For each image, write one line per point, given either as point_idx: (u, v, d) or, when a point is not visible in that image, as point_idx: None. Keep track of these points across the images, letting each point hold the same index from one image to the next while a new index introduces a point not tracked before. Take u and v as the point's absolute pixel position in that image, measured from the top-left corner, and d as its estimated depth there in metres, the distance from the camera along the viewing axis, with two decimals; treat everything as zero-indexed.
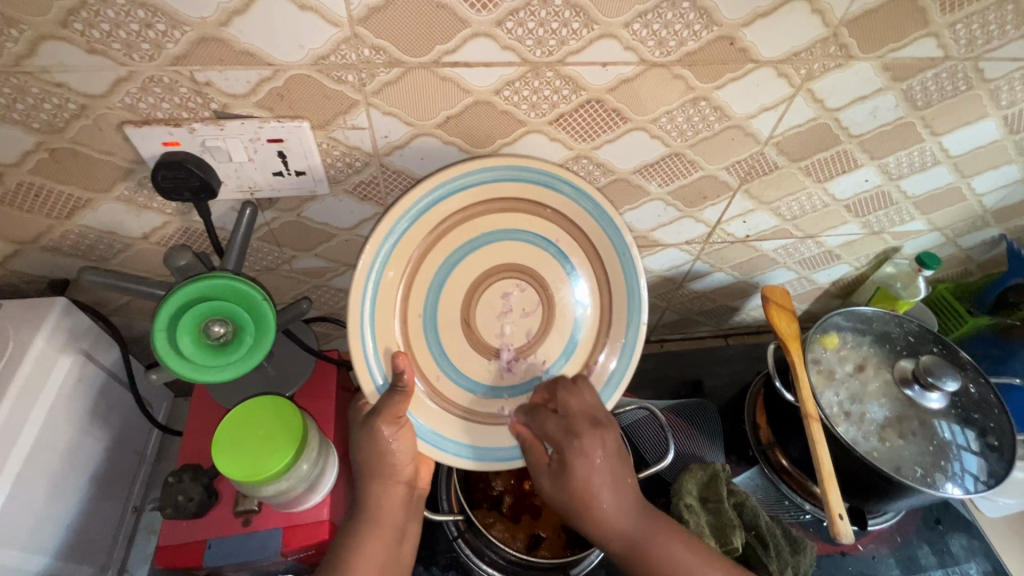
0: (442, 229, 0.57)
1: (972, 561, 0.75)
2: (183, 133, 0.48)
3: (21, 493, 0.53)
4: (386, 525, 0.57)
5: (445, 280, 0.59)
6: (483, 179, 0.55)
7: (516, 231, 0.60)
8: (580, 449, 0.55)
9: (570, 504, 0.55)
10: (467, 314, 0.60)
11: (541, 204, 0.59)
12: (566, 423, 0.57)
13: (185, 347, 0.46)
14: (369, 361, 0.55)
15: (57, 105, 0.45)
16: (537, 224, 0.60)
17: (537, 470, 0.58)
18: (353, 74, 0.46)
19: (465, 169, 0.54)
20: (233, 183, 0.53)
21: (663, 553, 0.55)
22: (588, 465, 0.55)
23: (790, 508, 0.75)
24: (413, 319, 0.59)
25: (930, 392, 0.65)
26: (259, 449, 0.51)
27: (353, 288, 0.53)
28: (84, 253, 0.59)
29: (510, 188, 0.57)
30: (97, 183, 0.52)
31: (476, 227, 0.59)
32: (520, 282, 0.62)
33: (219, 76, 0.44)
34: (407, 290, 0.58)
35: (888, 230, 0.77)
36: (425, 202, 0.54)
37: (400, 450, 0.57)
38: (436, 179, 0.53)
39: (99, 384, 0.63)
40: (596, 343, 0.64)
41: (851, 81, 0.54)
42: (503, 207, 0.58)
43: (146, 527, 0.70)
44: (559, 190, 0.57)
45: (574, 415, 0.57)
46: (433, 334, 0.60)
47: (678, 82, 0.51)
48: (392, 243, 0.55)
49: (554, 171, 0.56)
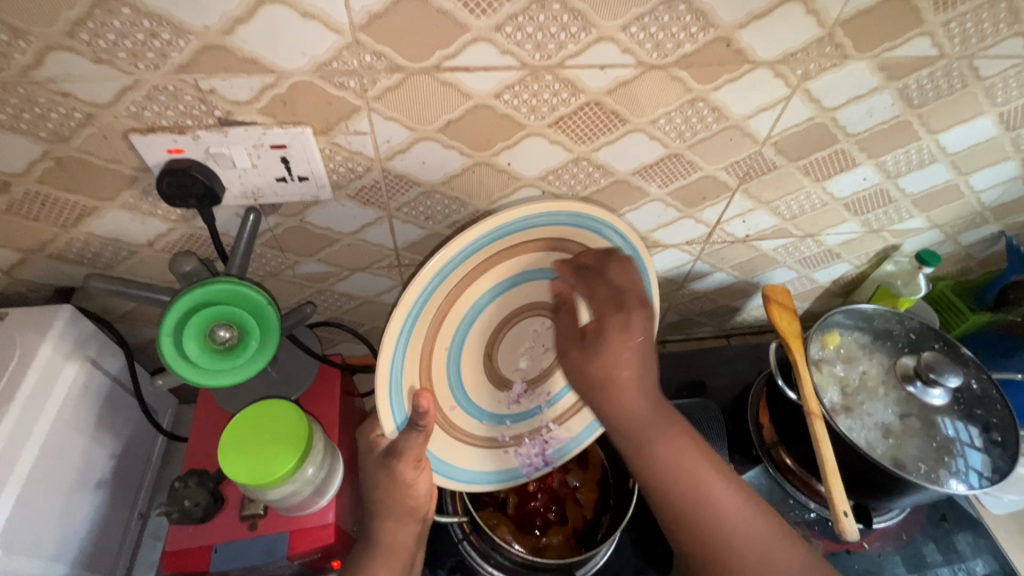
0: (471, 273, 0.54)
1: (978, 558, 0.75)
2: (187, 140, 0.48)
3: (31, 500, 0.53)
4: (398, 556, 0.56)
5: (475, 318, 0.57)
6: (536, 223, 0.53)
7: (542, 270, 0.59)
8: (623, 320, 0.55)
9: (593, 379, 0.55)
10: (491, 347, 0.60)
11: (568, 240, 0.57)
12: (614, 292, 0.55)
13: (192, 352, 0.46)
14: (393, 399, 0.51)
15: (64, 114, 0.45)
16: (560, 261, 0.59)
17: (569, 335, 0.58)
18: (354, 80, 0.46)
19: (496, 220, 0.50)
20: (237, 189, 0.54)
21: (665, 451, 0.54)
22: (623, 333, 0.55)
23: (795, 506, 0.75)
24: (438, 358, 0.56)
25: (932, 388, 0.66)
26: (264, 454, 0.51)
27: (388, 332, 0.48)
28: (90, 260, 0.59)
29: (558, 229, 0.55)
30: (103, 191, 0.52)
31: (503, 271, 0.56)
32: (545, 318, 0.62)
33: (223, 83, 0.45)
34: (435, 329, 0.54)
35: (887, 228, 0.78)
36: (476, 244, 0.51)
37: (419, 484, 0.56)
38: (465, 238, 0.49)
39: (105, 390, 0.63)
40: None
41: (848, 81, 0.55)
42: (529, 247, 0.56)
43: (152, 533, 0.71)
44: (607, 236, 0.58)
45: (624, 293, 0.55)
46: (456, 370, 0.58)
47: (677, 84, 0.52)
48: (431, 289, 0.51)
49: (613, 222, 0.56)
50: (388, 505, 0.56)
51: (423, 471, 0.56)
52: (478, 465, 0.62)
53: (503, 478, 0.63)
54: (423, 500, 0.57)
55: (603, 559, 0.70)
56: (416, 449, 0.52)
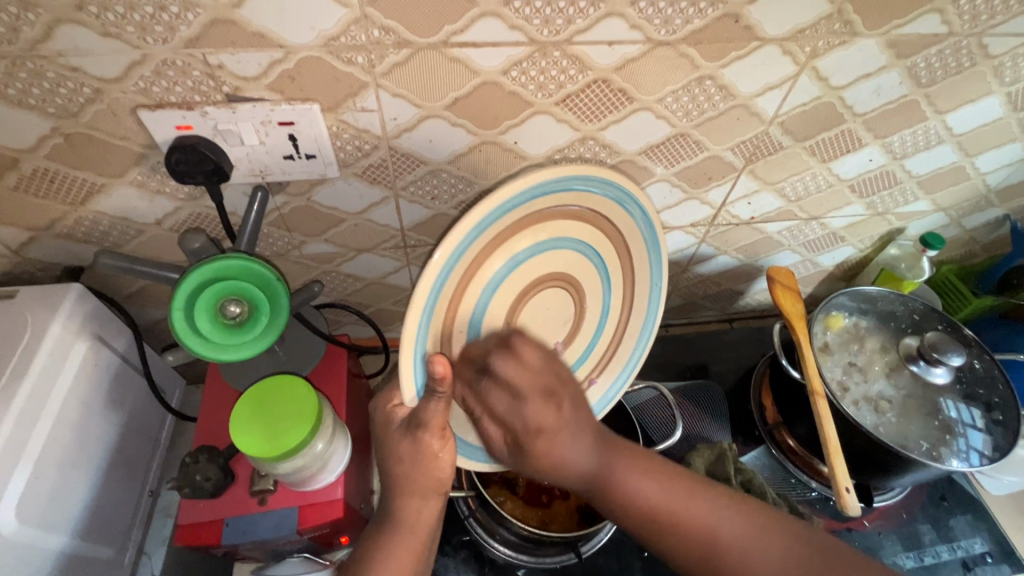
0: (487, 247, 0.48)
1: (977, 537, 0.76)
2: (195, 116, 0.48)
3: (44, 473, 0.54)
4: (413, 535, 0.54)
5: (499, 282, 0.52)
6: (565, 188, 0.49)
7: (563, 241, 0.53)
8: (532, 420, 0.51)
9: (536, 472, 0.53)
10: (510, 319, 0.55)
11: (585, 212, 0.53)
12: (512, 394, 0.51)
13: (203, 326, 0.47)
14: (415, 366, 0.46)
15: (72, 89, 0.45)
16: (580, 230, 0.54)
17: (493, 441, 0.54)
18: (363, 56, 0.46)
19: (496, 200, 0.44)
20: (245, 167, 0.54)
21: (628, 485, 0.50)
22: (540, 431, 0.51)
23: (796, 486, 0.76)
24: (457, 331, 0.51)
25: (935, 367, 0.66)
26: (275, 428, 0.52)
27: (412, 308, 0.43)
28: (98, 239, 0.60)
29: (578, 197, 0.51)
30: (110, 168, 0.52)
31: (520, 243, 0.51)
32: (561, 290, 0.57)
33: (232, 58, 0.45)
34: (452, 306, 0.49)
35: (892, 211, 0.78)
36: (497, 213, 0.46)
37: (444, 458, 0.52)
38: (474, 217, 0.43)
39: (114, 369, 0.64)
40: (607, 355, 0.65)
41: (855, 59, 0.55)
42: (545, 218, 0.51)
43: (162, 510, 0.72)
44: (630, 211, 0.54)
45: (524, 394, 0.51)
46: (474, 340, 0.53)
47: (684, 61, 0.52)
48: (452, 262, 0.45)
49: (634, 192, 0.53)
50: (412, 479, 0.53)
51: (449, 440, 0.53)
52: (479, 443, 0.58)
53: None
54: (447, 473, 0.54)
55: (604, 536, 0.70)
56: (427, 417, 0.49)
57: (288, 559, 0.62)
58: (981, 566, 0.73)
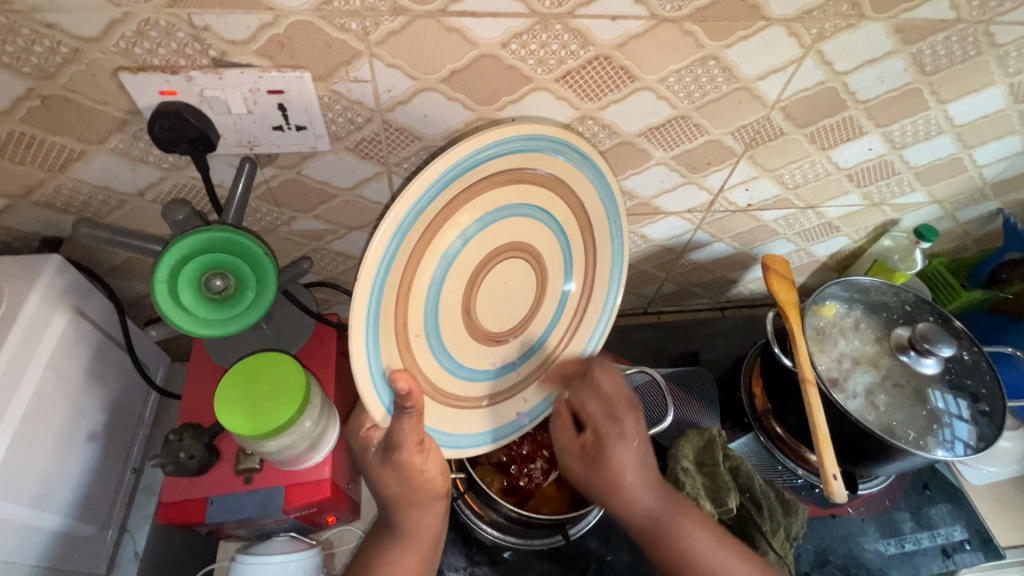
0: (426, 236, 0.47)
1: (956, 525, 0.77)
2: (180, 81, 0.46)
3: (24, 449, 0.52)
4: (401, 546, 0.56)
5: (447, 272, 0.51)
6: (511, 150, 0.48)
7: (485, 219, 0.52)
8: (620, 432, 0.60)
9: (599, 484, 0.59)
10: (468, 305, 0.54)
11: (509, 174, 0.50)
12: (606, 404, 0.61)
13: (187, 300, 0.45)
14: (376, 383, 0.45)
15: (49, 48, 0.43)
16: (501, 199, 0.51)
17: (570, 451, 0.61)
18: (356, 22, 0.44)
19: (446, 160, 0.43)
20: (232, 136, 0.52)
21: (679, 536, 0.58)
22: (622, 440, 0.59)
23: (783, 472, 0.77)
24: (416, 334, 0.49)
25: (925, 358, 0.66)
26: (259, 408, 0.51)
27: (360, 282, 0.41)
28: (78, 209, 0.58)
29: (525, 159, 0.49)
30: (90, 134, 0.50)
31: (446, 237, 0.49)
32: (521, 260, 0.56)
33: (218, 20, 0.43)
34: (407, 289, 0.47)
35: (888, 201, 0.77)
36: (442, 183, 0.44)
37: (431, 469, 0.53)
38: (416, 186, 0.42)
39: (95, 342, 0.62)
40: (584, 296, 0.63)
41: (862, 43, 0.54)
42: (501, 183, 0.50)
43: (146, 488, 0.71)
44: (569, 159, 0.52)
45: (613, 401, 0.61)
46: (437, 340, 0.52)
47: (689, 39, 0.50)
48: (401, 237, 0.43)
49: (569, 138, 0.51)
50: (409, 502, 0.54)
51: (432, 452, 0.52)
52: (473, 430, 0.58)
53: (471, 443, 0.58)
54: (441, 480, 0.55)
55: (593, 520, 0.69)
56: (409, 432, 0.47)
57: (274, 537, 0.61)
58: (960, 554, 0.75)
